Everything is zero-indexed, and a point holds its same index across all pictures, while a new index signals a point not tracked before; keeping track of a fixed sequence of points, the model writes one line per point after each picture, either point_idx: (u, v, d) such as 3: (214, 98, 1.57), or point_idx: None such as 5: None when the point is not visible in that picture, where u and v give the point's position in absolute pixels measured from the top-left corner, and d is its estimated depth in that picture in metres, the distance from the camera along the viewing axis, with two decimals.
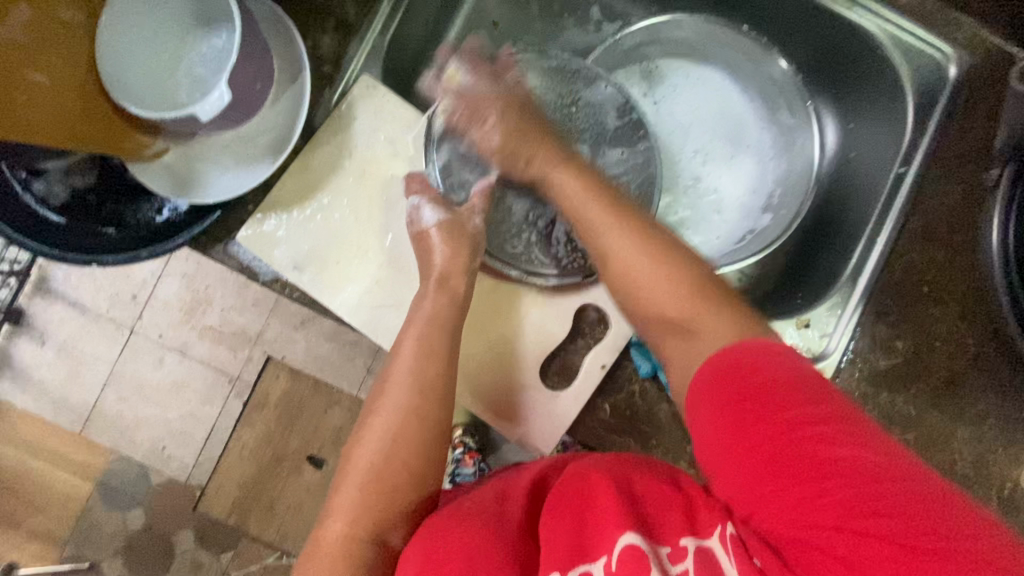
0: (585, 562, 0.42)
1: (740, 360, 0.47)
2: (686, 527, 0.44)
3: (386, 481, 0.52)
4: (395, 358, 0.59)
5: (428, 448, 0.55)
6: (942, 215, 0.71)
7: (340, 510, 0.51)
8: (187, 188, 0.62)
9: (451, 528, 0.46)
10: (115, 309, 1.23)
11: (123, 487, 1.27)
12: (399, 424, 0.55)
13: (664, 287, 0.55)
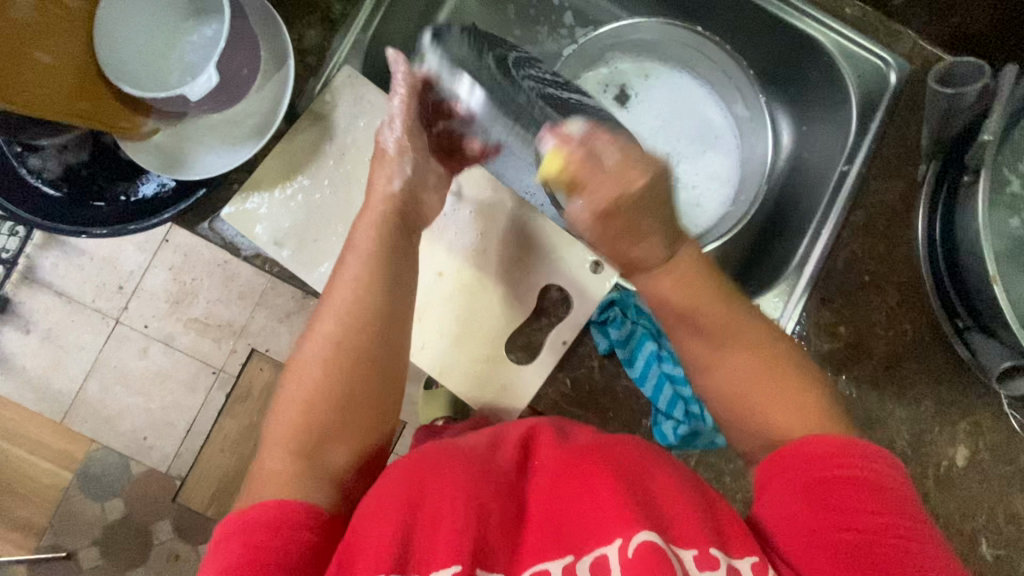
0: (599, 546, 0.43)
1: (828, 444, 0.50)
2: (715, 539, 0.45)
3: (320, 407, 0.55)
4: (327, 305, 0.61)
5: (361, 381, 0.57)
6: (882, 210, 0.77)
7: (274, 435, 0.54)
8: (172, 164, 0.66)
9: (436, 479, 0.48)
10: (101, 299, 1.26)
11: (104, 475, 1.29)
12: (327, 351, 0.57)
13: (724, 340, 0.60)
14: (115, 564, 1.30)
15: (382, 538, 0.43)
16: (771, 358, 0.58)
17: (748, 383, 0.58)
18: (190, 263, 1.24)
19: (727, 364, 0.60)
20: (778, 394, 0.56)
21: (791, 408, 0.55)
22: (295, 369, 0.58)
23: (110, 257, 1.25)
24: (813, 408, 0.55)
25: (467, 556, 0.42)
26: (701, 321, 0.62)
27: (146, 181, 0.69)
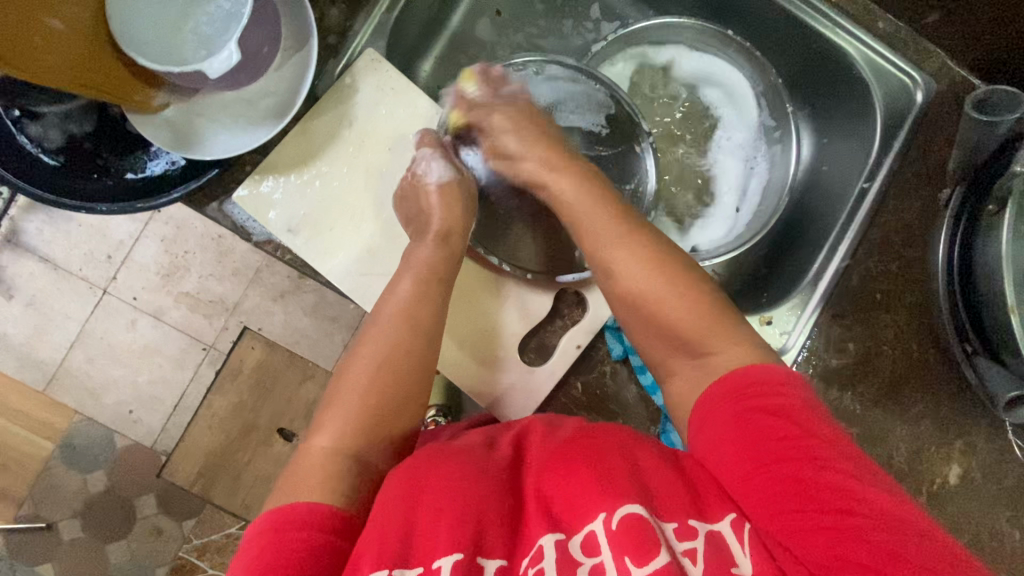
0: (585, 521, 0.43)
1: (754, 375, 0.51)
2: (693, 510, 0.45)
3: (371, 405, 0.55)
4: (374, 317, 0.61)
5: (412, 386, 0.57)
6: (898, 229, 0.77)
7: (326, 430, 0.54)
8: (188, 141, 0.63)
9: (437, 470, 0.47)
10: (90, 268, 1.22)
11: (88, 447, 1.26)
12: (383, 355, 0.57)
13: (639, 271, 0.60)
14: (95, 537, 1.28)
15: (386, 532, 0.43)
16: (681, 282, 0.59)
17: (663, 307, 0.58)
18: (183, 235, 1.22)
19: (647, 294, 0.59)
20: (688, 314, 0.57)
21: (716, 332, 0.56)
22: (349, 371, 0.57)
23: (101, 225, 1.21)
24: (721, 338, 0.55)
25: (470, 544, 0.42)
26: (620, 253, 0.61)
27: (154, 158, 0.66)
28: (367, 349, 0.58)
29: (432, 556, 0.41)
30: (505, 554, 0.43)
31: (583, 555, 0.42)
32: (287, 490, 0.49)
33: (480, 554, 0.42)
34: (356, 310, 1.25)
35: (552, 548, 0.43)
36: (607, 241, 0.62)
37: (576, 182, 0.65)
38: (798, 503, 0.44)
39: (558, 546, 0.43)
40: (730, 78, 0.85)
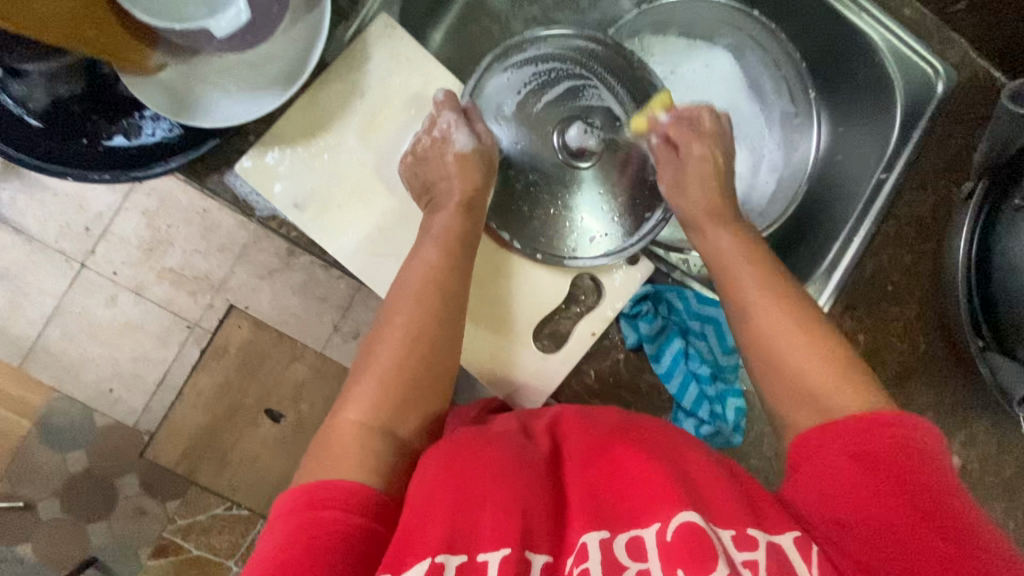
0: (634, 527, 0.42)
1: (879, 421, 0.47)
2: (752, 520, 0.43)
3: (399, 376, 0.53)
4: (400, 289, 0.57)
5: (438, 361, 0.55)
6: (913, 221, 0.77)
7: (356, 403, 0.51)
8: (185, 109, 0.58)
9: (478, 459, 0.45)
10: (66, 240, 1.15)
11: (67, 426, 1.21)
12: (417, 329, 0.55)
13: (768, 297, 0.58)
14: (75, 517, 1.24)
15: (427, 521, 0.41)
16: (802, 313, 0.56)
17: (781, 339, 0.55)
18: (167, 208, 1.12)
19: (771, 321, 0.56)
20: (811, 361, 0.53)
21: (841, 387, 0.51)
22: (379, 342, 0.55)
23: (77, 195, 1.14)
24: (839, 395, 0.51)
25: (518, 538, 0.40)
26: (748, 278, 0.59)
27: (148, 123, 0.61)
28: (399, 321, 0.55)
29: (478, 549, 0.40)
30: (550, 550, 0.41)
31: (628, 559, 0.40)
32: (317, 464, 0.47)
33: (528, 549, 0.40)
34: (347, 291, 1.20)
35: (597, 546, 0.41)
36: (731, 266, 0.61)
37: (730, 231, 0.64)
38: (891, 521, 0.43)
39: (603, 545, 0.41)
40: (751, 62, 0.83)
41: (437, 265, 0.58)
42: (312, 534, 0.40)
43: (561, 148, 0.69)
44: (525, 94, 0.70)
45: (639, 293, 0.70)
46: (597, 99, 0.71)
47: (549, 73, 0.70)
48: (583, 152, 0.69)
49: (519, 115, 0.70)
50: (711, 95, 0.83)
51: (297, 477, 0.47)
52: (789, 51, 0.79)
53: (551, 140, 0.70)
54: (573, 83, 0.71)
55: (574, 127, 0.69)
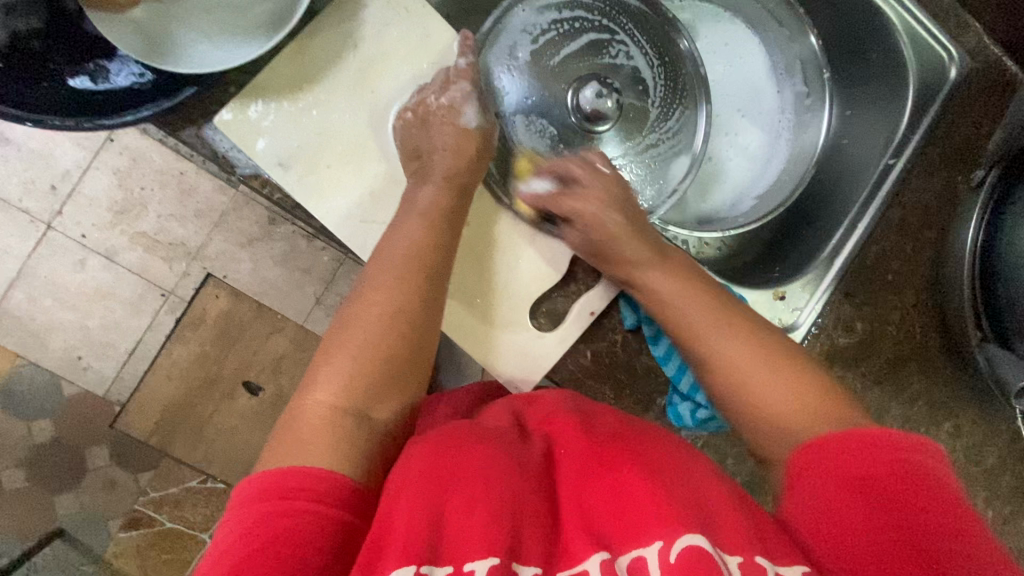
0: (635, 546, 0.39)
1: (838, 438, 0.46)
2: (757, 545, 0.41)
3: (383, 354, 0.49)
4: (382, 257, 0.54)
5: (426, 336, 0.52)
6: (917, 211, 0.76)
7: (326, 381, 0.47)
8: (158, 52, 0.53)
9: (472, 460, 0.43)
10: (30, 199, 1.08)
11: (31, 394, 1.15)
12: (403, 304, 0.51)
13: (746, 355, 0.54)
14: (41, 489, 1.18)
15: (409, 522, 0.38)
16: (768, 350, 0.54)
17: (748, 373, 0.53)
18: (140, 169, 1.09)
19: (753, 383, 0.53)
20: (778, 384, 0.52)
21: (813, 404, 0.50)
22: (355, 315, 0.50)
23: (43, 150, 1.07)
24: (812, 415, 0.50)
25: (506, 547, 0.38)
26: (725, 348, 0.55)
27: (118, 67, 0.56)
28: (383, 295, 0.51)
29: (465, 558, 0.37)
30: (541, 561, 0.39)
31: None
32: (284, 448, 0.43)
33: (516, 559, 0.38)
34: (331, 262, 1.16)
35: (599, 567, 0.38)
36: (705, 337, 0.56)
37: (665, 268, 0.61)
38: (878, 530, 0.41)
39: (605, 564, 0.38)
40: (764, 40, 0.80)
41: (423, 237, 0.55)
42: (281, 526, 0.37)
43: (575, 110, 0.69)
44: (543, 44, 0.69)
45: None
46: (621, 57, 0.72)
47: (573, 25, 0.70)
48: (601, 114, 0.69)
49: (536, 67, 0.69)
50: (730, 71, 0.81)
51: (262, 459, 0.43)
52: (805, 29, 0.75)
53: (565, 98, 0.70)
54: (597, 40, 0.71)
55: (588, 88, 0.68)
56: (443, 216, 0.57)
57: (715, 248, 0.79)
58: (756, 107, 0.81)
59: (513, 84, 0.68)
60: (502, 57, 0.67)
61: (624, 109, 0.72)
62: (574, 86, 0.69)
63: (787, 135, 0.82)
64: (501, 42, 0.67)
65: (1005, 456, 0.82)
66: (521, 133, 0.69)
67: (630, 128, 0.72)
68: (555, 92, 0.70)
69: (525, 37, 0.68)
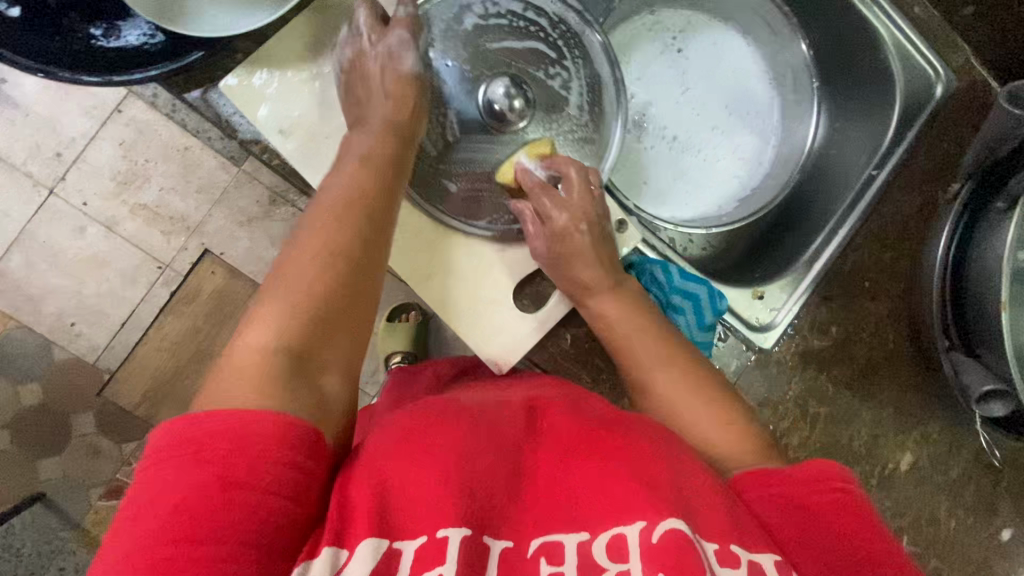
0: (618, 524, 0.41)
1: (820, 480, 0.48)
2: (734, 533, 0.42)
3: (317, 282, 0.45)
4: (325, 192, 0.50)
5: (364, 267, 0.48)
6: (897, 221, 0.78)
7: (258, 320, 0.43)
8: (171, 13, 0.55)
9: (450, 438, 0.45)
10: (34, 163, 1.09)
11: (22, 358, 1.15)
12: (338, 239, 0.47)
13: (717, 430, 0.55)
14: (24, 453, 1.18)
15: (379, 489, 0.40)
16: (694, 376, 0.58)
17: (670, 397, 0.58)
18: (145, 141, 1.11)
19: (718, 452, 0.53)
20: (697, 408, 0.56)
21: (721, 438, 0.54)
22: (285, 257, 0.46)
23: (50, 118, 1.09)
24: (723, 444, 0.54)
25: (474, 519, 0.40)
26: (663, 387, 0.58)
27: (131, 27, 0.58)
28: (319, 228, 0.47)
29: (438, 526, 0.39)
30: (511, 535, 0.42)
31: (607, 561, 0.40)
32: (214, 394, 0.39)
33: (486, 533, 0.41)
34: None
35: (578, 548, 0.41)
36: (677, 405, 0.57)
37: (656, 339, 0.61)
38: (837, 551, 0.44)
39: (582, 548, 0.41)
40: (762, 46, 0.82)
41: (364, 184, 0.52)
42: (202, 491, 0.34)
43: (484, 105, 0.65)
44: (489, 25, 0.67)
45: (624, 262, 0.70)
46: (556, 77, 0.69)
47: (525, 17, 0.68)
48: (508, 118, 0.65)
49: (468, 43, 0.66)
50: (715, 74, 0.83)
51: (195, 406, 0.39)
52: (796, 38, 0.79)
53: (475, 86, 0.65)
54: (537, 47, 0.68)
55: (500, 84, 0.64)
56: (389, 165, 0.55)
57: (702, 249, 0.82)
58: (703, 118, 0.82)
59: (443, 59, 0.65)
60: (449, 26, 0.65)
61: (531, 121, 0.68)
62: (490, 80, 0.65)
63: (715, 148, 0.83)
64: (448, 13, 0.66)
65: (970, 467, 0.84)
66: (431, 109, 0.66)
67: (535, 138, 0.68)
68: (474, 75, 0.66)
69: (479, 19, 0.66)
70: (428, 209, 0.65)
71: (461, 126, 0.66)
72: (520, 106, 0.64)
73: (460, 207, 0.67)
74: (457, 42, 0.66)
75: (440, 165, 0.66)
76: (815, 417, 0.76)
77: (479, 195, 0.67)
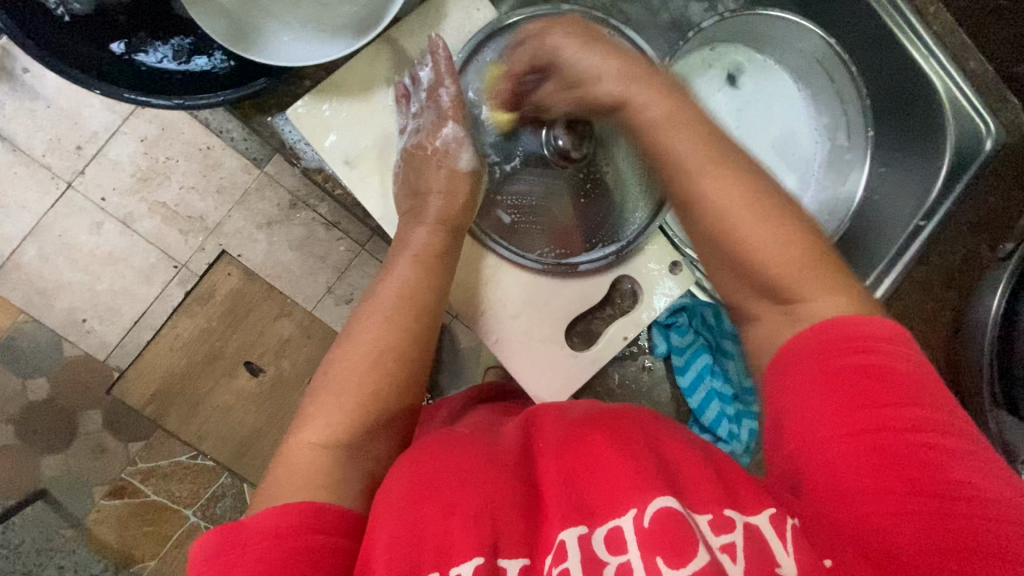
0: (610, 516, 0.39)
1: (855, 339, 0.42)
2: (727, 499, 0.40)
3: (372, 395, 0.47)
4: (374, 302, 0.52)
5: (416, 369, 0.50)
6: (941, 271, 0.79)
7: (314, 425, 0.45)
8: (245, 42, 0.54)
9: (451, 461, 0.42)
10: (53, 156, 1.04)
11: (30, 351, 1.10)
12: (389, 341, 0.49)
13: (773, 241, 0.46)
14: (26, 450, 1.12)
15: (394, 537, 0.37)
16: (767, 201, 0.46)
17: (746, 228, 0.46)
18: (168, 139, 1.07)
19: (775, 268, 0.45)
20: (775, 236, 0.46)
21: (815, 278, 0.45)
22: (339, 359, 0.49)
23: (72, 109, 1.04)
24: (812, 288, 0.45)
25: (488, 545, 0.37)
26: (743, 226, 0.46)
27: (200, 49, 0.57)
28: (370, 336, 0.49)
29: (449, 562, 0.36)
30: (527, 552, 0.39)
31: (607, 553, 0.38)
32: (274, 494, 0.40)
33: (500, 555, 0.37)
34: (346, 253, 1.17)
35: (577, 544, 0.38)
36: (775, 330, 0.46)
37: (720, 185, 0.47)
38: (869, 454, 0.39)
39: (580, 541, 0.38)
40: (816, 91, 0.83)
41: (410, 278, 0.53)
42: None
43: (546, 142, 0.63)
44: None
45: (677, 302, 0.69)
46: None
47: None
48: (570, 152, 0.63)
49: None
50: (767, 115, 0.83)
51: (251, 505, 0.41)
52: (858, 88, 0.77)
53: (536, 121, 0.64)
54: None
55: (563, 120, 0.62)
56: (437, 259, 0.55)
57: None
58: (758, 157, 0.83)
59: None
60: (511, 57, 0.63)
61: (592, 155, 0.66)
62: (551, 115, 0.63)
63: None
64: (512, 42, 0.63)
65: None
66: (489, 142, 0.64)
67: (595, 175, 0.66)
68: (534, 110, 0.64)
69: None
70: (478, 233, 0.63)
71: (522, 159, 0.64)
72: (584, 145, 0.62)
73: (509, 235, 0.65)
74: None
75: (499, 199, 0.65)
76: None
77: (538, 231, 0.65)
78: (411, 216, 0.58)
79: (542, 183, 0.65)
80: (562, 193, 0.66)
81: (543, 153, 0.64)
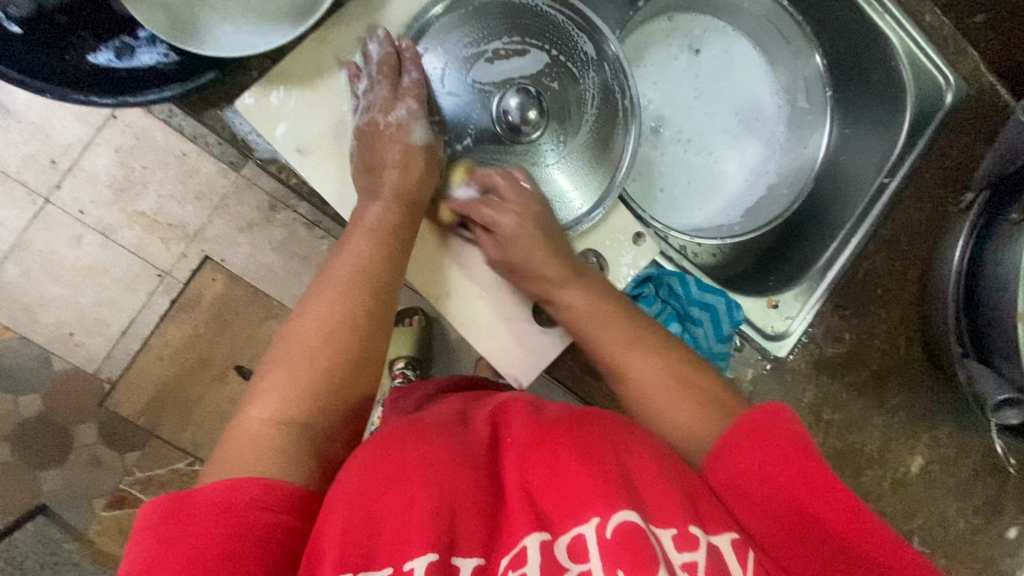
0: (575, 524, 0.39)
1: (752, 426, 0.47)
2: (694, 519, 0.40)
3: (322, 370, 0.47)
4: (328, 276, 0.53)
5: (369, 344, 0.51)
6: (909, 229, 0.79)
7: (262, 397, 0.46)
8: (186, 34, 0.54)
9: (413, 452, 0.43)
10: (28, 171, 1.04)
11: (21, 368, 1.10)
12: (344, 315, 0.50)
13: (650, 366, 0.57)
14: (23, 467, 1.13)
15: (346, 527, 0.37)
16: (647, 339, 0.59)
17: (631, 352, 0.58)
18: (142, 147, 1.07)
19: (652, 395, 0.56)
20: (653, 361, 0.57)
21: (683, 396, 0.55)
22: (291, 331, 0.49)
23: (43, 123, 1.03)
24: (685, 398, 0.54)
25: (442, 543, 0.38)
26: (631, 358, 0.58)
27: (145, 45, 0.57)
28: (321, 310, 0.50)
29: (404, 557, 0.37)
30: (482, 552, 0.39)
31: (569, 561, 0.38)
32: (221, 468, 0.41)
33: (455, 554, 0.38)
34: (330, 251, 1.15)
35: (538, 549, 0.38)
36: (649, 394, 0.56)
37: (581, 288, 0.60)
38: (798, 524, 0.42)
39: (543, 547, 0.38)
40: (776, 54, 0.82)
41: (367, 254, 0.54)
42: (187, 550, 0.35)
43: (498, 117, 0.63)
44: (503, 33, 0.64)
45: (643, 274, 0.69)
46: (575, 85, 0.66)
47: (540, 24, 0.65)
48: (521, 127, 0.63)
49: (481, 51, 0.63)
50: (726, 82, 0.83)
51: (203, 474, 0.41)
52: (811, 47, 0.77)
53: (486, 98, 0.64)
54: (553, 55, 0.65)
55: (513, 97, 0.62)
56: (391, 234, 0.55)
57: (712, 256, 0.81)
58: (720, 124, 0.82)
59: (456, 69, 0.63)
60: (457, 36, 0.63)
61: (546, 128, 0.66)
62: (501, 92, 0.63)
63: (726, 151, 0.83)
64: (458, 20, 0.63)
65: (979, 468, 0.84)
66: (443, 123, 0.64)
67: (551, 150, 0.66)
68: (484, 88, 0.64)
69: (494, 22, 0.63)
70: (433, 211, 0.64)
71: (474, 137, 0.64)
72: (534, 118, 0.63)
73: (467, 213, 0.65)
74: (467, 47, 0.63)
75: (458, 179, 0.65)
76: (829, 423, 0.77)
77: None
78: (368, 193, 0.57)
79: (499, 161, 0.65)
80: (519, 170, 0.66)
81: (495, 129, 0.64)
